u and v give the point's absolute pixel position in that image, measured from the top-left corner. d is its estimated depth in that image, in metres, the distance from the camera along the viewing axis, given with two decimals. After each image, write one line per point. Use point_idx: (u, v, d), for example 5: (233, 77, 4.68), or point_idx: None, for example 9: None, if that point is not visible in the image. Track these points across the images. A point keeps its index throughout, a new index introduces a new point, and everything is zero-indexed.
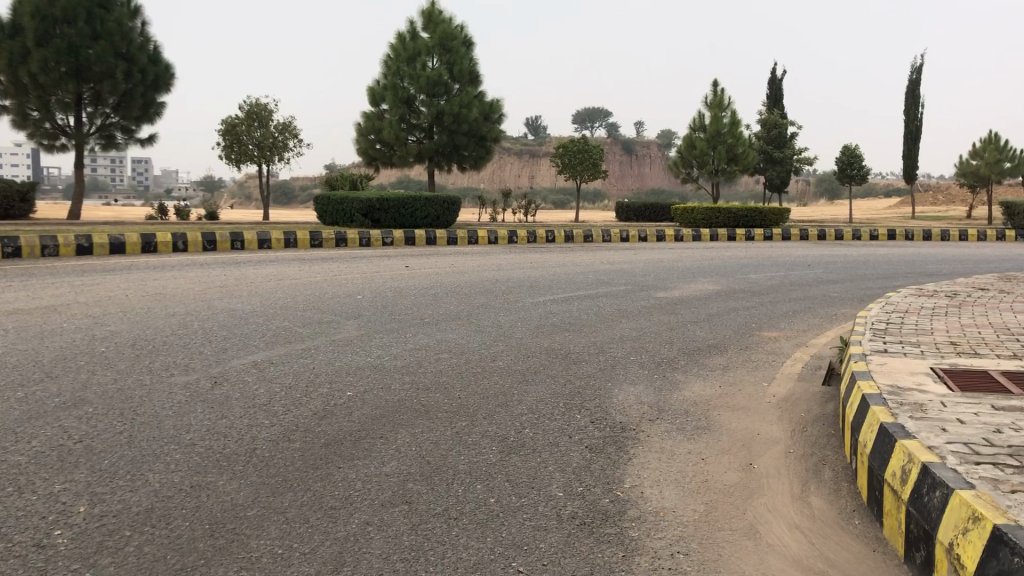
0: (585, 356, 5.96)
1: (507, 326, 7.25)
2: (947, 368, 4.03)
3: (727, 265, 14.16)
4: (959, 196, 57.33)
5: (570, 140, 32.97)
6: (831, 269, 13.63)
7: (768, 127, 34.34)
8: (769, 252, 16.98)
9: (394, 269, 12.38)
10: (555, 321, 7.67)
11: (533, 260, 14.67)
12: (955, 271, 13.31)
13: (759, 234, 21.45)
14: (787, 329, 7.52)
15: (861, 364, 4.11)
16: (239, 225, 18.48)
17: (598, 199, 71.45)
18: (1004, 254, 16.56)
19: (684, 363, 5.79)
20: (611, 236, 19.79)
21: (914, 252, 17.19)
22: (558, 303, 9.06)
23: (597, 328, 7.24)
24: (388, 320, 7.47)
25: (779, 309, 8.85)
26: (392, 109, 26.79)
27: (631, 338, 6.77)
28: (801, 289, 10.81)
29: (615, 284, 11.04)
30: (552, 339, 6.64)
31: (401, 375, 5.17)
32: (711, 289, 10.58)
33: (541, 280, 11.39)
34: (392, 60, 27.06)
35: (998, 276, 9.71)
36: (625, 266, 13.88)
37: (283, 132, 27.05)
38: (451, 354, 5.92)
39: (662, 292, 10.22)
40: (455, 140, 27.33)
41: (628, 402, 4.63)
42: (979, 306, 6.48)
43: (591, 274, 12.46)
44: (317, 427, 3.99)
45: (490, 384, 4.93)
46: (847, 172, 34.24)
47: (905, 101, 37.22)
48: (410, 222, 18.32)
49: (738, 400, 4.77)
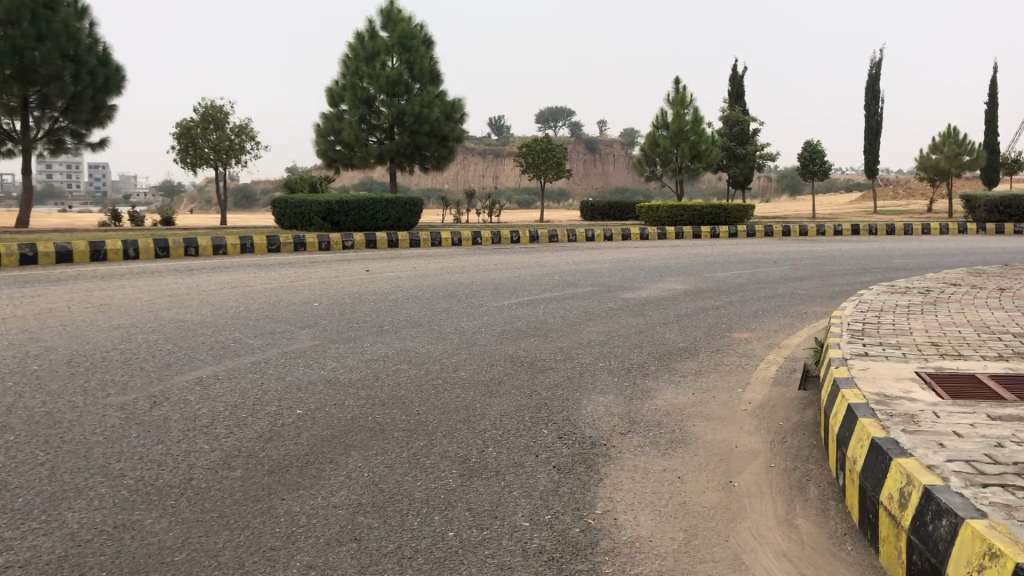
0: (552, 363, 5.68)
1: (470, 332, 6.95)
2: (934, 372, 3.80)
3: (694, 263, 13.97)
4: (918, 190, 58.11)
5: (533, 139, 32.73)
6: (798, 266, 13.52)
7: (730, 123, 34.38)
8: (734, 249, 16.87)
9: (354, 274, 12.02)
10: (520, 326, 7.39)
11: (497, 262, 14.38)
12: (921, 266, 13.25)
13: (724, 232, 21.36)
14: (759, 329, 7.32)
15: (842, 370, 3.87)
16: (194, 230, 17.96)
17: (562, 199, 71.33)
18: (966, 247, 16.61)
19: (654, 369, 5.54)
20: (576, 236, 19.56)
21: (879, 247, 17.18)
22: (523, 306, 8.77)
23: (564, 333, 6.96)
24: (345, 329, 7.13)
25: (749, 308, 8.65)
26: (352, 110, 26.35)
27: (600, 343, 6.51)
28: (769, 287, 10.67)
29: (582, 285, 10.79)
30: (517, 345, 6.35)
31: (356, 390, 4.86)
32: (679, 289, 10.36)
33: (505, 282, 11.11)
34: (351, 60, 26.55)
35: (967, 270, 9.61)
36: (591, 266, 13.66)
37: (239, 134, 26.49)
38: (411, 364, 5.61)
39: (629, 292, 10.00)
40: (416, 141, 26.97)
41: (598, 413, 4.37)
42: (954, 303, 6.31)
43: (557, 275, 12.21)
44: (261, 452, 3.67)
45: (451, 398, 4.64)
46: (809, 167, 34.39)
47: (864, 96, 37.51)
48: (371, 225, 17.95)
49: (713, 408, 4.52)
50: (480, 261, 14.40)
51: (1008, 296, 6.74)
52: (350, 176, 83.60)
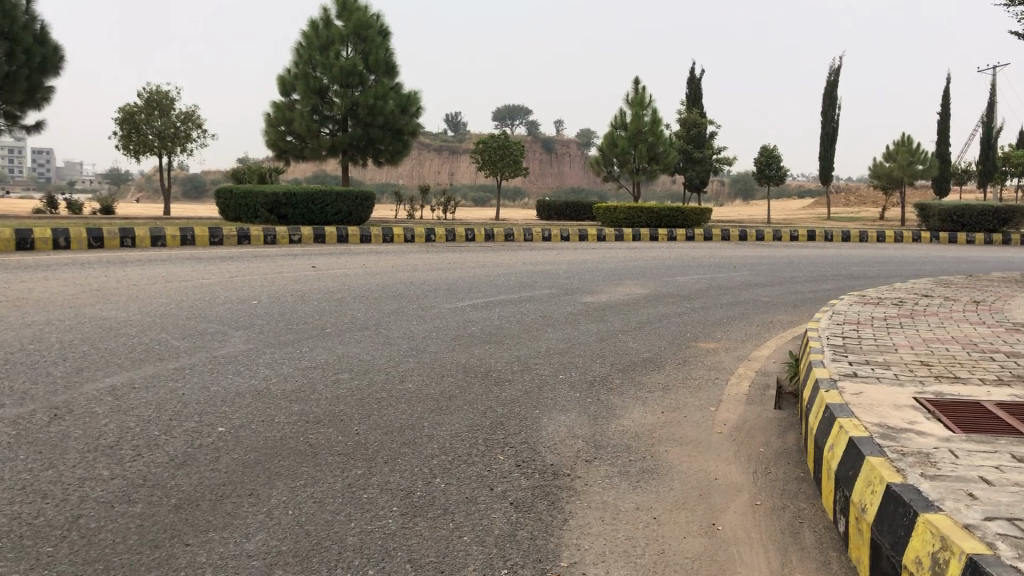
0: (509, 374, 5.23)
1: (419, 338, 6.46)
2: (934, 398, 3.42)
3: (653, 266, 13.65)
4: (869, 199, 59.03)
5: (490, 136, 32.23)
6: (758, 272, 13.27)
7: (688, 126, 34.28)
8: (693, 253, 16.61)
9: (300, 270, 11.44)
10: (473, 331, 6.91)
11: (451, 260, 13.89)
12: (881, 274, 13.12)
13: (682, 234, 21.15)
14: (725, 339, 6.96)
15: (833, 394, 3.47)
16: (133, 220, 17.11)
17: (517, 198, 70.98)
18: (924, 256, 16.56)
19: (619, 382, 5.12)
20: (533, 235, 19.16)
21: (837, 254, 17.05)
22: (476, 308, 8.30)
23: (522, 340, 6.51)
24: (284, 331, 6.57)
25: (712, 316, 8.28)
26: (304, 100, 25.62)
27: (559, 352, 6.07)
28: (731, 293, 10.37)
29: (538, 287, 10.35)
30: (471, 353, 5.88)
31: (290, 403, 4.35)
32: (640, 293, 9.99)
33: (459, 282, 10.63)
34: (303, 48, 25.68)
35: (933, 280, 9.40)
36: (548, 267, 13.24)
37: (185, 121, 25.55)
38: (353, 374, 5.11)
39: (588, 296, 9.59)
40: (370, 133, 26.33)
41: (558, 435, 3.91)
42: (930, 317, 6.00)
43: (513, 276, 11.77)
44: (170, 481, 3.15)
45: (395, 414, 4.15)
46: (765, 172, 34.47)
47: (821, 104, 37.76)
48: (320, 219, 17.31)
49: (685, 431, 4.09)
50: (433, 260, 13.89)
51: (984, 309, 6.48)
52: (303, 169, 82.20)
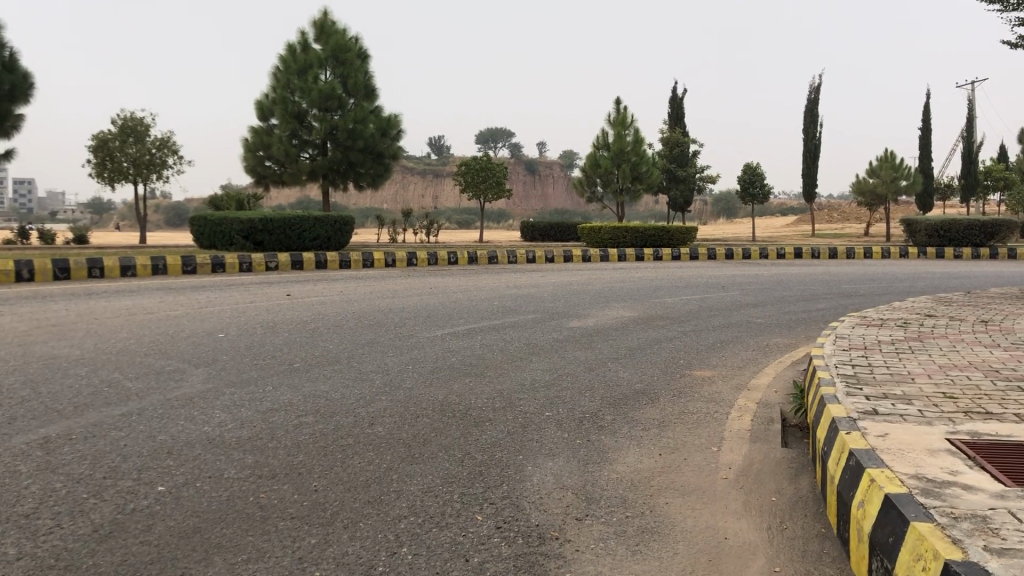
0: (490, 412, 4.79)
1: (395, 372, 6.00)
2: (971, 439, 2.99)
3: (641, 288, 13.25)
4: (853, 215, 59.17)
5: (472, 158, 31.89)
6: (749, 291, 12.89)
7: (671, 145, 34.07)
8: (681, 272, 16.25)
9: (274, 299, 10.98)
10: (453, 362, 6.45)
11: (432, 285, 13.46)
12: (873, 292, 12.77)
13: (667, 254, 20.81)
14: (721, 366, 6.53)
15: (855, 437, 3.04)
16: (103, 249, 16.60)
17: (502, 220, 70.67)
18: (915, 272, 16.26)
19: (610, 420, 4.67)
20: (517, 258, 18.74)
21: (826, 272, 16.73)
22: (456, 337, 7.84)
23: (506, 372, 6.06)
24: (247, 368, 6.10)
25: (705, 341, 7.85)
26: (282, 124, 25.27)
27: (547, 385, 5.63)
28: (723, 314, 9.97)
29: (523, 312, 9.91)
30: (451, 388, 5.44)
31: (243, 455, 3.89)
32: (628, 317, 9.56)
33: (440, 308, 10.20)
34: (281, 72, 25.37)
35: (933, 298, 9.04)
36: (532, 290, 12.82)
37: (160, 148, 25.09)
38: (319, 417, 4.64)
39: (575, 321, 9.17)
40: (350, 157, 25.94)
41: (545, 487, 3.47)
42: (940, 339, 5.60)
43: (496, 300, 11.34)
44: (88, 558, 2.69)
45: (361, 466, 3.70)
46: (750, 190, 34.28)
47: (803, 120, 37.70)
48: (297, 245, 16.85)
49: (686, 478, 3.65)
50: (414, 285, 13.46)
51: (994, 330, 6.10)
52: (285, 193, 81.63)
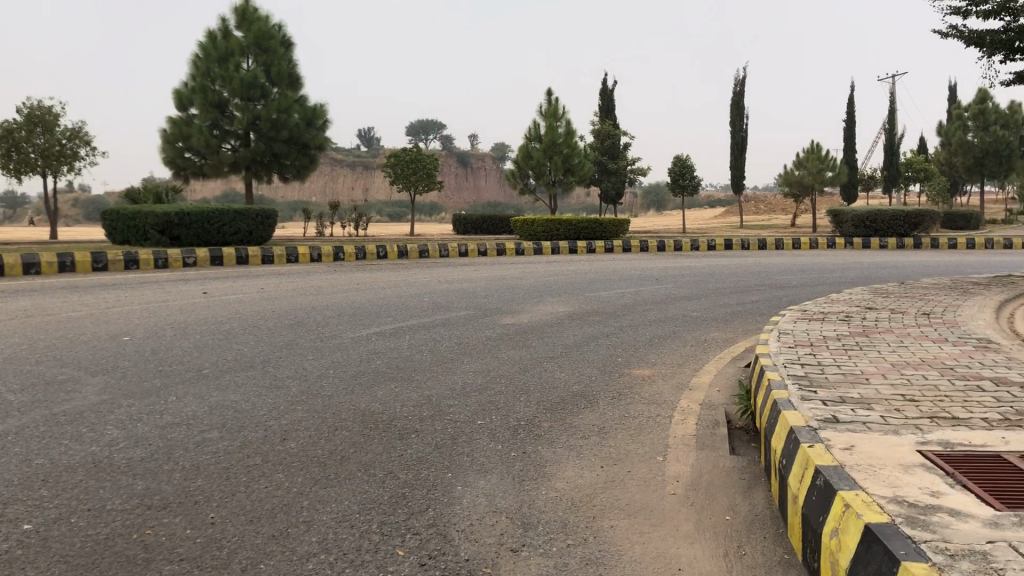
0: (416, 422, 4.38)
1: (314, 377, 5.54)
2: (943, 451, 2.73)
3: (575, 281, 12.97)
4: (779, 207, 60.26)
5: (401, 149, 31.20)
6: (682, 284, 12.74)
7: (602, 137, 33.96)
8: (614, 265, 16.06)
9: (190, 298, 10.34)
10: (378, 366, 6.01)
11: (359, 281, 12.93)
12: (805, 283, 12.73)
13: (601, 247, 20.62)
14: (659, 363, 6.26)
15: (819, 452, 2.75)
16: (6, 245, 15.55)
17: (434, 212, 69.94)
18: (844, 263, 16.38)
19: (547, 429, 4.30)
20: (448, 251, 18.30)
21: (757, 263, 16.76)
22: (383, 337, 7.39)
23: (436, 375, 5.66)
24: (149, 376, 5.55)
25: (643, 337, 7.56)
26: (202, 114, 24.30)
27: (479, 389, 5.25)
28: (658, 308, 9.74)
29: (454, 309, 9.51)
30: (376, 395, 5.01)
31: (132, 481, 3.40)
32: (562, 313, 9.24)
33: (366, 305, 9.73)
34: (200, 60, 24.34)
35: (867, 290, 8.96)
36: (463, 285, 12.42)
37: (71, 138, 23.94)
38: (226, 432, 4.17)
39: (506, 317, 8.80)
40: (273, 148, 25.12)
41: (476, 512, 3.09)
42: (885, 335, 5.41)
43: (426, 296, 10.91)
44: None
45: (268, 493, 3.26)
46: (680, 182, 34.44)
47: (731, 113, 38.07)
48: (217, 240, 16.11)
49: (631, 494, 3.31)
50: (341, 281, 12.92)
51: (937, 323, 5.95)
52: (209, 186, 79.24)
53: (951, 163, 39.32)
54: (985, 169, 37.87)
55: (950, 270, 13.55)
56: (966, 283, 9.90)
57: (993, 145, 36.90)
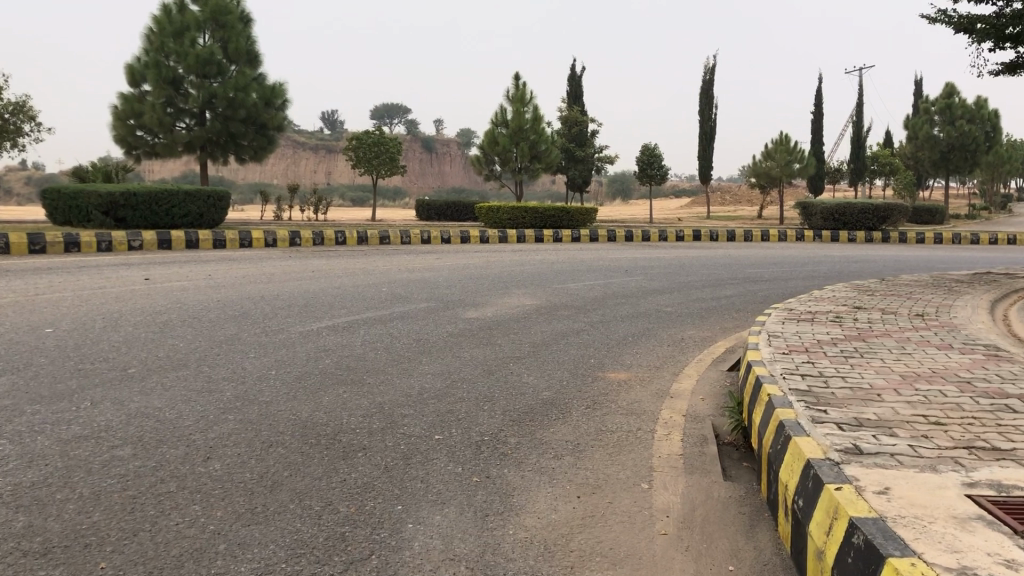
0: (363, 438, 3.83)
1: (254, 380, 4.95)
2: (1001, 498, 2.25)
3: (542, 271, 12.45)
4: (744, 198, 60.38)
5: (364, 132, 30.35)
6: (653, 276, 12.28)
7: (569, 124, 33.41)
8: (581, 255, 15.56)
9: (130, 284, 9.64)
10: (327, 366, 5.43)
11: (315, 268, 12.30)
12: (778, 278, 12.36)
13: (568, 235, 20.14)
14: (635, 365, 5.76)
15: (851, 497, 2.24)
16: None
17: (398, 197, 68.97)
18: (816, 256, 16.03)
19: (514, 446, 3.76)
20: (410, 238, 17.67)
21: (727, 255, 16.36)
22: (335, 332, 6.80)
23: (392, 378, 5.11)
24: (63, 376, 4.90)
25: (616, 335, 7.06)
26: (155, 91, 23.32)
27: (439, 394, 4.70)
28: (628, 303, 9.25)
29: (415, 300, 8.93)
30: (321, 403, 4.45)
31: (12, 516, 2.79)
32: (529, 306, 8.70)
33: (320, 296, 9.10)
34: (154, 34, 23.30)
35: (848, 287, 8.58)
36: (425, 274, 11.83)
37: (15, 113, 22.84)
38: (140, 448, 3.56)
39: (470, 311, 8.27)
40: (230, 128, 24.24)
41: (428, 559, 2.56)
42: (883, 339, 4.97)
43: (385, 285, 10.30)
44: None
45: (180, 536, 2.68)
46: (647, 171, 34.04)
47: (699, 102, 37.76)
48: (165, 223, 15.30)
49: (614, 536, 2.79)
50: (296, 268, 12.27)
51: (935, 326, 5.52)
52: (167, 165, 77.23)
53: (915, 158, 39.45)
54: (950, 164, 38.09)
55: (924, 265, 13.25)
56: (947, 281, 9.57)
57: (959, 140, 37.07)
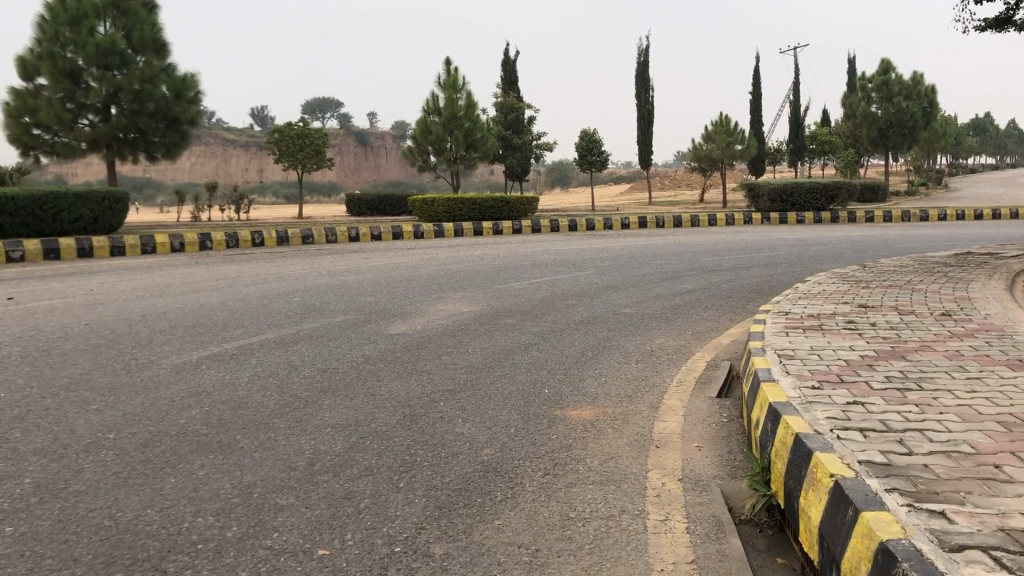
0: (203, 562, 2.48)
1: (78, 451, 3.52)
2: None
3: (482, 269, 11.14)
4: (685, 182, 60.08)
5: (287, 123, 28.50)
6: (605, 270, 11.06)
7: (505, 110, 32.05)
8: (525, 248, 14.27)
9: None
10: (191, 422, 4.01)
11: (223, 274, 10.78)
12: (739, 266, 11.29)
13: (508, 227, 18.85)
14: (601, 396, 4.48)
15: None
16: None
17: (333, 191, 66.81)
18: (776, 241, 15.02)
19: (439, 567, 2.44)
20: (336, 236, 16.15)
21: (679, 243, 15.26)
22: (218, 365, 5.36)
23: (279, 437, 3.76)
24: None
25: (571, 349, 5.75)
26: (51, 85, 21.25)
27: (336, 464, 3.37)
28: (582, 305, 7.98)
29: (330, 312, 7.49)
30: (161, 491, 3.06)
31: None
32: (467, 315, 7.37)
33: (219, 312, 7.62)
34: (47, 23, 21.16)
35: (831, 277, 7.44)
36: (348, 277, 10.40)
37: None
38: None
39: (395, 324, 6.89)
40: (138, 123, 22.31)
41: None
42: (931, 356, 3.75)
43: (299, 294, 8.85)
44: None
45: None
46: (587, 158, 32.90)
47: (637, 85, 36.77)
48: (53, 231, 13.55)
49: None
50: (201, 276, 10.72)
51: (982, 331, 4.32)
52: (87, 167, 73.58)
53: (855, 136, 39.21)
54: (888, 141, 37.80)
55: (894, 248, 12.25)
56: (934, 264, 8.53)
57: (897, 117, 36.84)
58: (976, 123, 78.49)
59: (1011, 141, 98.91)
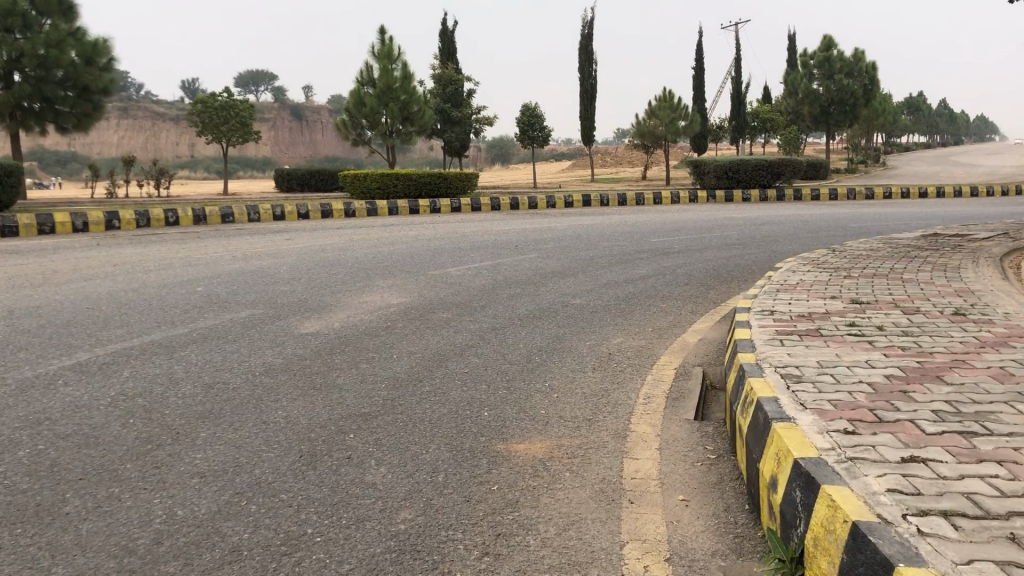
0: None
1: None
2: None
3: (416, 252, 10.15)
4: (629, 159, 59.62)
5: (210, 93, 26.89)
6: (550, 253, 10.15)
7: (443, 83, 30.85)
8: (465, 227, 13.28)
9: None
10: (8, 472, 2.99)
11: (125, 258, 9.60)
12: (692, 248, 10.50)
13: (446, 205, 17.82)
14: (554, 421, 3.59)
15: None
16: None
17: (268, 167, 64.61)
18: (727, 220, 14.29)
19: None
20: (260, 214, 14.96)
21: (626, 222, 14.45)
22: (81, 380, 4.31)
23: (125, 496, 2.77)
24: None
25: (515, 354, 4.83)
26: None
27: (192, 545, 2.42)
28: (527, 295, 7.06)
29: (235, 307, 6.43)
30: None
31: None
32: (395, 308, 6.40)
33: (105, 307, 6.50)
34: None
35: (803, 263, 6.66)
36: (265, 262, 9.31)
37: None
38: None
39: (310, 320, 5.89)
40: (43, 91, 20.61)
41: None
42: (974, 376, 2.95)
43: (206, 283, 7.74)
44: None
45: None
46: (529, 133, 31.91)
47: (579, 58, 35.84)
48: None
49: None
50: (98, 260, 9.50)
51: (1014, 338, 3.54)
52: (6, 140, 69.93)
53: (797, 113, 39.00)
54: (830, 118, 37.64)
55: (854, 228, 11.59)
56: (907, 247, 7.83)
57: (838, 94, 36.69)
58: (911, 103, 79.58)
59: (942, 120, 100.96)
